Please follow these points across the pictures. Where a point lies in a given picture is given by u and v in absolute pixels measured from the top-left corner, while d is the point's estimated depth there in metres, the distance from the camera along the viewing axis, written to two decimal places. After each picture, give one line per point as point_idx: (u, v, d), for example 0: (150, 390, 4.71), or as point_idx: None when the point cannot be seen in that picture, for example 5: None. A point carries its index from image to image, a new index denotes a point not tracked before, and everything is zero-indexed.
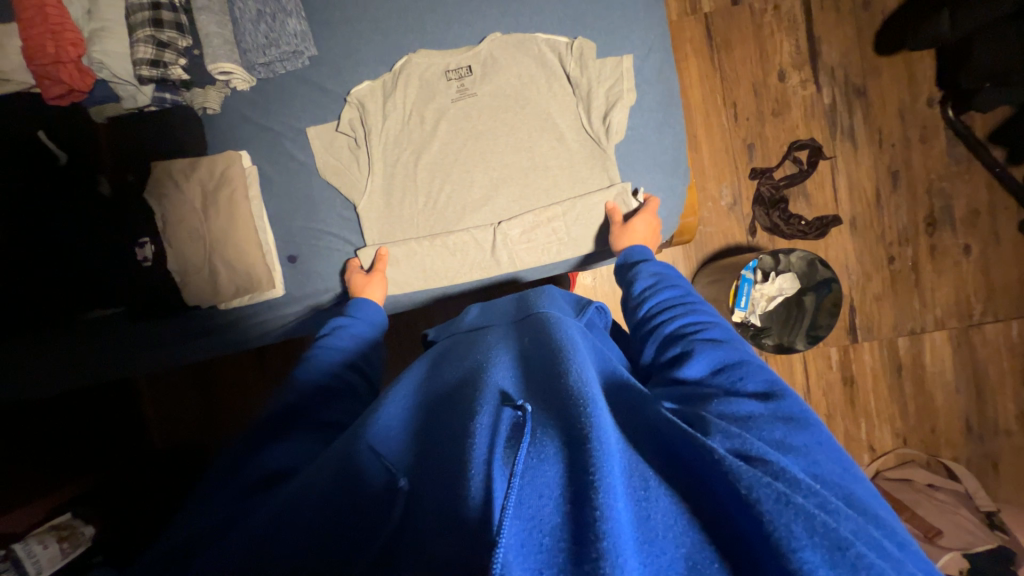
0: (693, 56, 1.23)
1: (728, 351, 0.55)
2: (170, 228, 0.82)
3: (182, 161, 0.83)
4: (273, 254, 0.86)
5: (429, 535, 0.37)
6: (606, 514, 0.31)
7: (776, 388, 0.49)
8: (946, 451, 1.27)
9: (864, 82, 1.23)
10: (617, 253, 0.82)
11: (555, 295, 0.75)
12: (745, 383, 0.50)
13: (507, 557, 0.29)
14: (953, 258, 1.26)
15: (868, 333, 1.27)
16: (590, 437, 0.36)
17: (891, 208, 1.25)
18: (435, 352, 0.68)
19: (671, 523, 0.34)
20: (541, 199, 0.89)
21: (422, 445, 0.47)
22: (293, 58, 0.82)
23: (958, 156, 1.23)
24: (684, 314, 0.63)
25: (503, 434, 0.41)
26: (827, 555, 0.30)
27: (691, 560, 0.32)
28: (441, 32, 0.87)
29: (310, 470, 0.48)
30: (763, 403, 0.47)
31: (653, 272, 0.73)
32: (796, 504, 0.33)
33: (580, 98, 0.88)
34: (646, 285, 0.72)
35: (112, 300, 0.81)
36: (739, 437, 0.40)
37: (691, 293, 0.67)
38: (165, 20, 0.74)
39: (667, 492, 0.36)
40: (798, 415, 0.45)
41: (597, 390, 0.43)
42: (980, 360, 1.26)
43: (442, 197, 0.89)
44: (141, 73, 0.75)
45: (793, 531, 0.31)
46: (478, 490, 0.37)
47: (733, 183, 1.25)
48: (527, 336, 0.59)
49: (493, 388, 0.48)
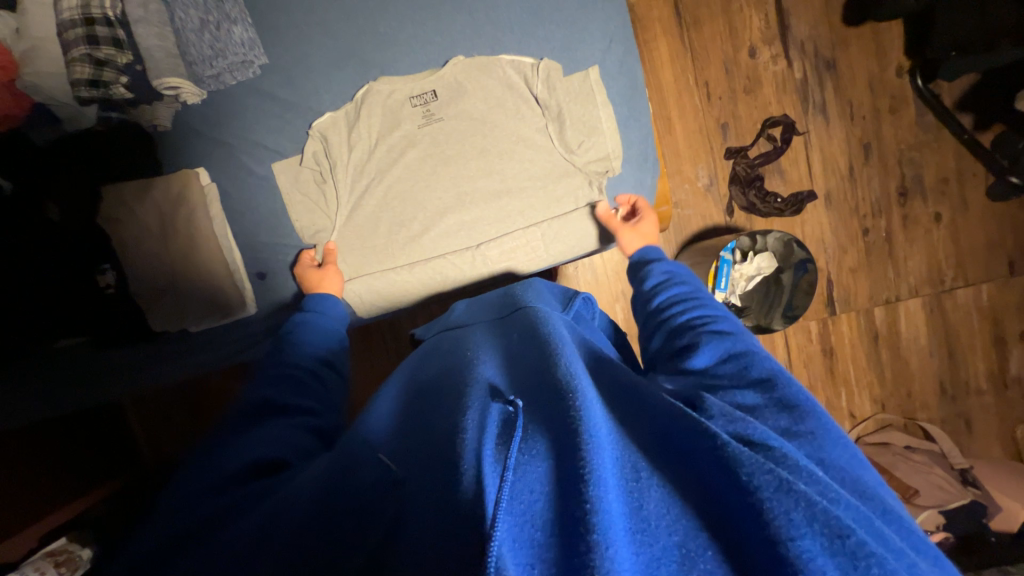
0: (663, 36, 1.21)
1: (736, 342, 0.56)
2: (128, 254, 0.79)
3: (135, 185, 0.79)
4: (242, 272, 0.83)
5: (420, 528, 0.36)
6: (596, 507, 0.32)
7: (782, 378, 0.50)
8: (921, 413, 1.32)
9: (834, 54, 1.23)
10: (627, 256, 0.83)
11: (542, 287, 0.75)
12: (751, 371, 0.52)
13: (501, 552, 0.30)
14: (924, 227, 1.28)
15: (845, 305, 1.30)
16: (581, 430, 0.37)
17: (863, 180, 1.27)
18: (424, 349, 0.68)
19: (665, 513, 0.35)
20: (516, 219, 0.88)
21: (410, 438, 0.47)
22: (242, 68, 0.79)
23: (926, 125, 1.25)
24: (695, 308, 0.65)
25: (493, 427, 0.41)
26: (827, 541, 0.32)
27: (685, 548, 0.33)
28: (397, 29, 0.83)
29: (303, 475, 0.47)
30: (761, 392, 0.48)
31: (664, 269, 0.75)
32: (796, 491, 0.34)
33: (551, 121, 0.87)
34: (658, 281, 0.74)
35: (75, 328, 0.79)
36: (742, 421, 0.41)
37: (701, 288, 0.69)
38: (100, 37, 0.70)
39: (658, 481, 0.37)
40: (801, 403, 0.47)
41: (587, 383, 0.44)
42: (952, 324, 1.30)
43: (416, 226, 0.87)
44: (80, 95, 0.71)
45: (792, 520, 0.32)
46: (469, 480, 0.37)
47: (709, 163, 1.25)
48: (515, 330, 0.58)
49: (483, 383, 0.48)
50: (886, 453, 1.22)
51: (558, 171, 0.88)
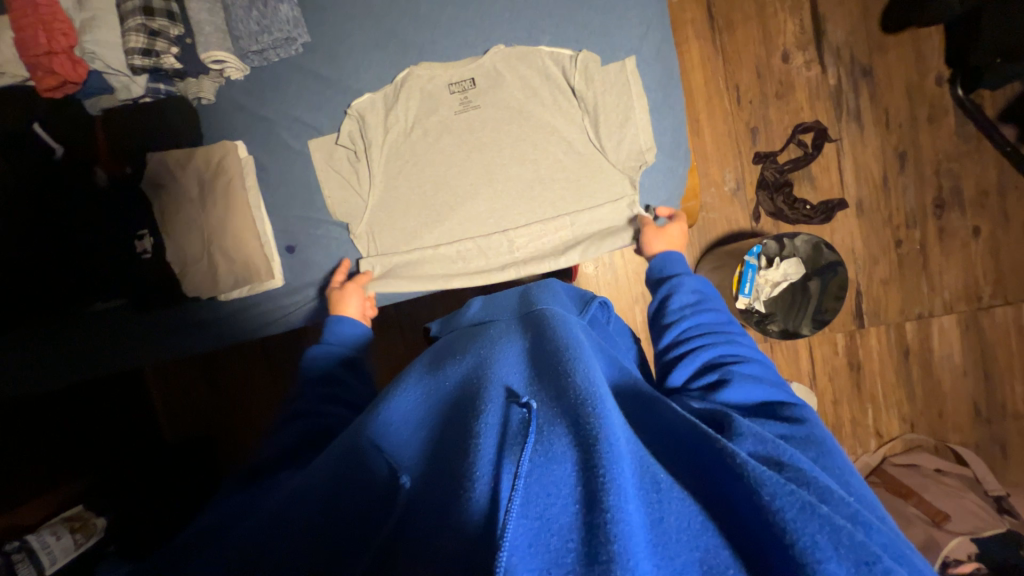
0: (694, 38, 1.21)
1: (768, 382, 0.56)
2: (167, 219, 0.82)
3: (177, 152, 0.82)
4: (272, 244, 0.85)
5: (432, 532, 0.37)
6: (616, 517, 0.31)
7: (809, 418, 0.51)
8: (953, 435, 1.26)
9: (870, 61, 1.20)
10: (652, 258, 0.79)
11: (558, 288, 0.74)
12: (781, 411, 0.52)
13: (511, 559, 0.30)
14: (962, 241, 1.23)
15: (874, 318, 1.26)
16: (601, 441, 0.36)
17: (898, 190, 1.23)
18: (439, 346, 0.67)
19: (686, 527, 0.34)
20: (538, 213, 0.88)
21: (426, 440, 0.46)
22: (286, 45, 0.80)
23: (967, 135, 1.21)
24: (723, 335, 0.63)
25: (508, 431, 0.41)
26: (851, 566, 0.31)
27: (706, 565, 0.32)
28: (436, 15, 0.85)
29: (313, 464, 0.47)
30: (789, 426, 0.49)
31: (693, 288, 0.70)
32: (820, 514, 0.33)
33: (586, 113, 0.87)
34: (686, 301, 0.69)
35: (112, 292, 0.82)
36: (773, 443, 0.41)
37: (733, 320, 0.66)
38: (156, 9, 0.73)
39: (679, 493, 0.36)
40: (823, 439, 0.48)
41: (606, 391, 0.42)
42: (988, 344, 1.25)
43: (447, 214, 0.88)
44: (133, 63, 0.73)
45: (817, 542, 0.32)
46: (483, 491, 0.37)
47: (737, 167, 1.23)
48: (529, 327, 0.56)
49: (499, 385, 0.46)
50: (915, 476, 1.16)
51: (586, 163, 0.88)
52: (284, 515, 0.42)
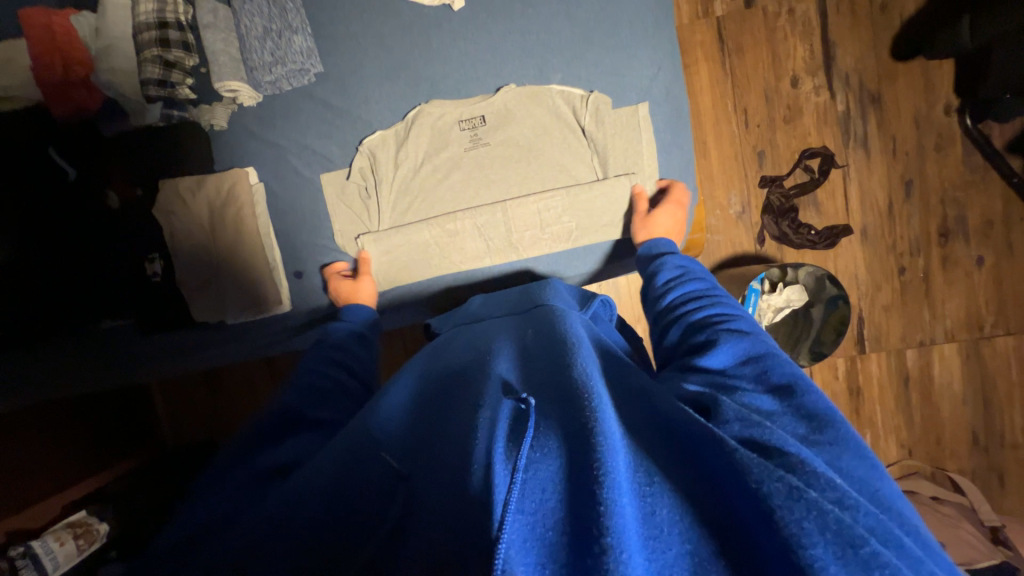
0: (703, 61, 1.21)
1: (755, 343, 0.53)
2: (177, 245, 0.83)
3: (190, 179, 0.82)
4: (280, 270, 0.86)
5: (433, 527, 0.38)
6: (612, 510, 0.32)
7: (803, 382, 0.47)
8: (950, 462, 1.27)
9: (879, 88, 1.20)
10: (640, 245, 0.81)
11: (561, 287, 0.75)
12: (770, 375, 0.49)
13: (509, 553, 0.30)
14: (965, 270, 1.24)
15: (875, 344, 1.26)
16: (596, 432, 0.37)
17: (903, 218, 1.23)
18: (435, 346, 0.68)
19: (677, 520, 0.34)
20: (545, 254, 0.89)
21: (428, 436, 0.48)
22: (298, 75, 0.83)
23: (973, 165, 1.21)
24: (711, 305, 0.62)
25: (504, 424, 0.42)
26: (839, 551, 0.30)
27: (696, 556, 0.33)
28: (447, 46, 0.85)
29: (320, 457, 0.47)
30: (778, 399, 0.46)
31: (677, 264, 0.72)
32: (807, 499, 0.33)
33: (595, 152, 0.87)
34: (670, 275, 0.71)
35: (124, 310, 0.83)
36: (759, 427, 0.40)
37: (717, 286, 0.67)
38: (172, 40, 0.75)
39: (668, 488, 0.36)
40: (822, 412, 0.44)
41: (603, 387, 0.44)
42: (989, 372, 1.25)
43: (456, 256, 0.88)
44: (149, 93, 0.76)
45: (805, 528, 0.31)
46: (478, 477, 0.38)
47: (742, 190, 1.23)
48: (531, 327, 0.60)
49: (497, 381, 0.50)
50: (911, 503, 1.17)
51: (599, 208, 0.87)
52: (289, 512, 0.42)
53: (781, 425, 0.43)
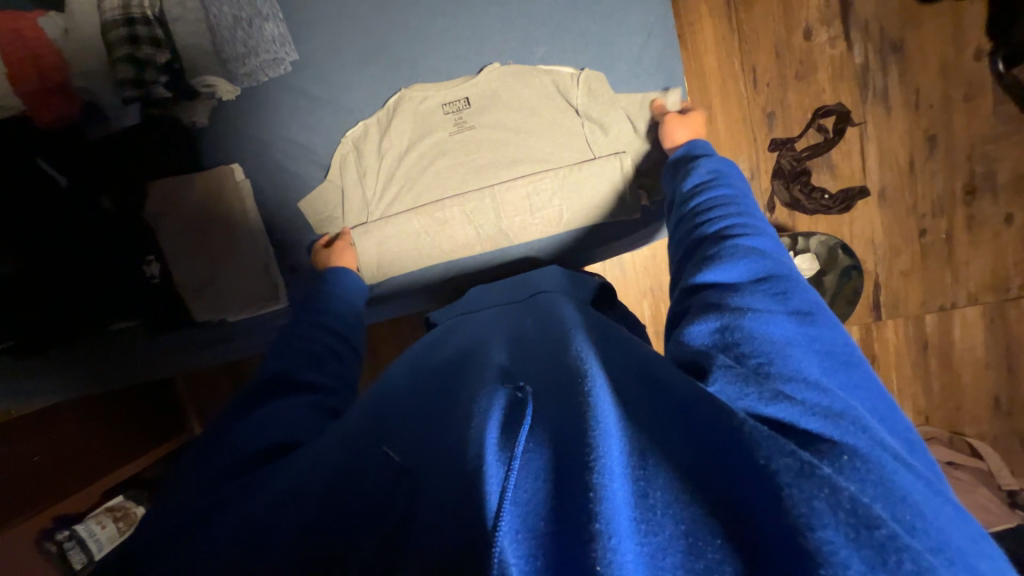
0: (708, 16, 1.12)
1: (777, 264, 0.50)
2: (171, 247, 0.84)
3: (174, 180, 0.83)
4: (275, 266, 0.87)
5: (428, 518, 0.35)
6: (602, 494, 0.31)
7: (819, 314, 0.46)
8: (970, 427, 1.24)
9: (901, 36, 1.11)
10: (680, 146, 0.75)
11: (557, 273, 0.74)
12: (789, 298, 0.46)
13: (504, 544, 0.30)
14: (992, 229, 1.17)
15: (892, 311, 1.22)
16: (592, 416, 0.37)
17: (925, 176, 1.16)
18: (431, 335, 0.68)
19: (671, 501, 0.33)
20: (537, 239, 0.87)
21: (419, 420, 0.47)
22: (273, 65, 0.81)
23: (1005, 115, 1.12)
24: (734, 215, 0.57)
25: (498, 409, 0.40)
26: (851, 533, 0.29)
27: (691, 537, 0.31)
28: (430, 24, 0.82)
29: (320, 443, 0.47)
30: (797, 323, 0.44)
31: (711, 169, 0.66)
32: (819, 476, 0.32)
33: (585, 131, 0.83)
34: (700, 181, 0.65)
35: (127, 313, 0.85)
36: (786, 400, 0.38)
37: (749, 196, 0.61)
38: (141, 37, 0.73)
39: (664, 469, 0.34)
40: (837, 353, 0.43)
41: (601, 370, 0.43)
42: (1015, 336, 1.20)
43: (447, 244, 0.86)
44: (126, 94, 0.76)
45: (815, 508, 0.30)
46: (472, 459, 0.36)
47: (751, 155, 1.18)
48: (530, 316, 0.60)
49: (494, 365, 0.49)
50: None
51: (589, 188, 0.84)
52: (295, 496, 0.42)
53: (798, 354, 0.41)
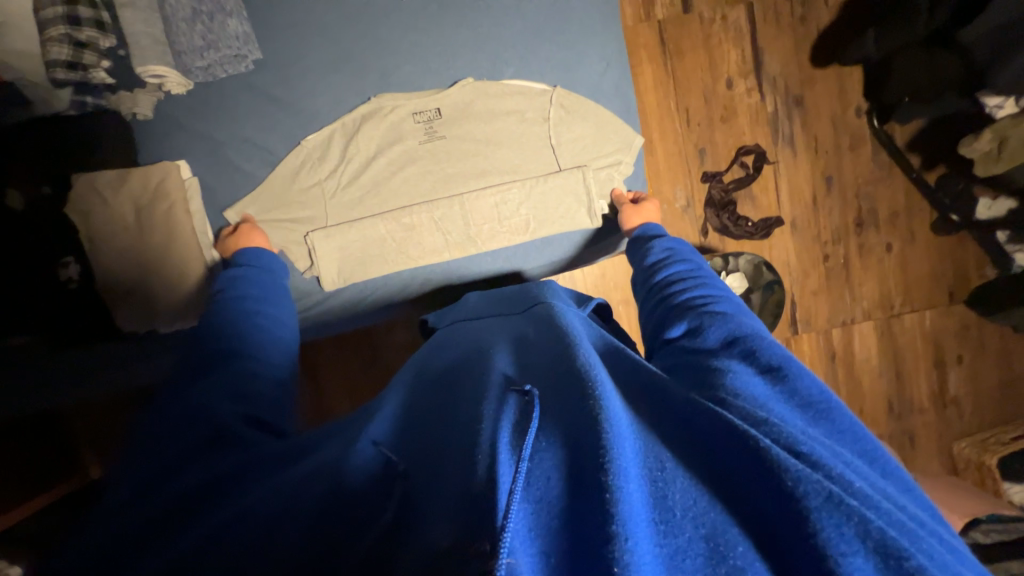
0: (647, 61, 1.26)
1: (739, 325, 0.54)
2: (96, 246, 0.76)
3: (110, 174, 0.76)
4: (220, 271, 0.81)
5: (438, 526, 0.33)
6: (617, 497, 0.32)
7: (790, 364, 0.48)
8: (871, 428, 1.41)
9: (802, 92, 1.32)
10: (630, 231, 0.85)
11: (559, 290, 0.75)
12: (757, 356, 0.49)
13: (513, 543, 0.30)
14: (877, 256, 1.38)
15: (806, 325, 1.38)
16: (602, 420, 0.36)
17: (825, 210, 1.36)
18: (436, 342, 0.66)
19: (691, 504, 0.34)
20: (504, 247, 0.89)
21: (417, 432, 0.45)
22: (235, 62, 0.77)
23: (880, 162, 1.35)
24: (694, 288, 0.66)
25: (509, 418, 0.39)
26: (879, 560, 0.31)
27: (713, 541, 0.32)
28: (397, 39, 0.84)
29: (310, 463, 0.44)
30: (770, 381, 0.46)
31: (667, 247, 0.76)
32: (846, 505, 0.32)
33: (550, 146, 0.88)
34: (659, 259, 0.75)
35: (31, 324, 0.75)
36: (770, 425, 0.38)
37: (704, 271, 0.70)
38: (82, 17, 0.68)
39: (685, 474, 0.36)
40: (812, 396, 0.45)
41: (607, 378, 0.43)
42: (899, 347, 1.41)
43: (413, 250, 0.86)
44: (55, 76, 0.68)
45: (842, 533, 0.32)
46: (482, 467, 0.34)
47: (687, 185, 1.30)
48: (532, 324, 0.59)
49: (496, 373, 0.47)
50: None
51: (554, 198, 0.88)
52: (250, 511, 0.40)
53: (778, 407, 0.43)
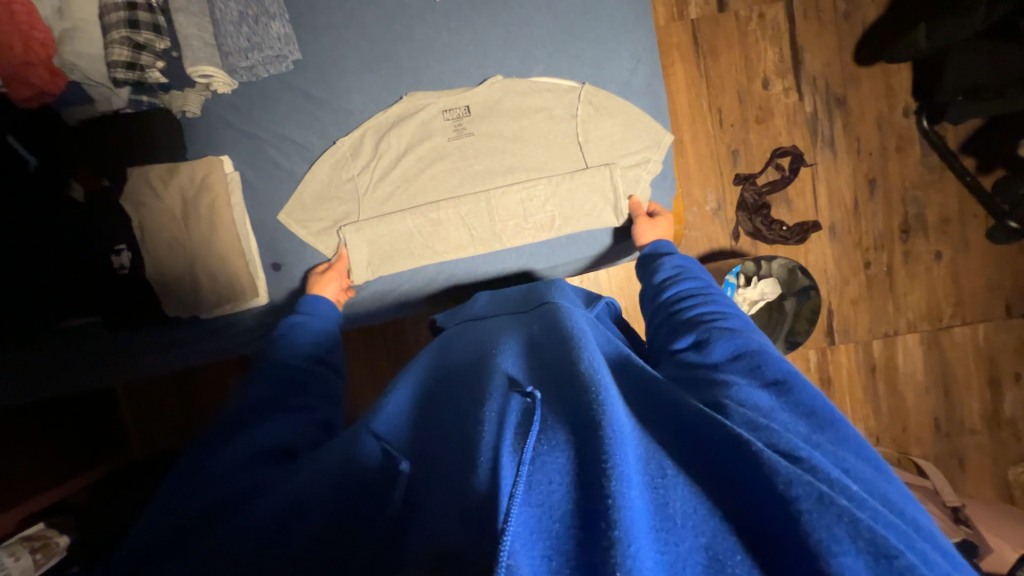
0: (679, 62, 1.24)
1: (747, 339, 0.53)
2: (146, 235, 0.81)
3: (160, 168, 0.82)
4: (257, 262, 0.85)
5: (444, 523, 0.35)
6: (619, 503, 0.30)
7: (795, 379, 0.46)
8: (915, 448, 1.33)
9: (844, 91, 1.26)
10: (642, 246, 0.84)
11: (566, 288, 0.75)
12: (762, 369, 0.48)
13: (513, 547, 0.29)
14: (925, 264, 1.30)
15: (844, 336, 1.31)
16: (604, 425, 0.35)
17: (867, 215, 1.29)
18: (444, 340, 0.67)
19: (691, 511, 0.33)
20: (529, 244, 0.89)
21: (424, 428, 0.47)
22: (276, 62, 0.81)
23: (931, 165, 1.28)
24: (701, 303, 0.64)
25: (512, 420, 0.40)
26: (871, 560, 0.30)
27: (712, 550, 0.32)
28: (431, 39, 0.86)
29: (323, 458, 0.46)
30: (775, 395, 0.45)
31: (676, 264, 0.74)
32: (837, 505, 0.31)
33: (578, 143, 0.88)
34: (668, 275, 0.73)
35: (86, 310, 0.81)
36: (767, 430, 0.38)
37: (713, 286, 0.67)
38: (142, 22, 0.74)
39: (685, 480, 0.35)
40: (819, 409, 0.43)
41: (610, 379, 0.42)
42: (948, 362, 1.32)
43: (439, 245, 0.87)
44: (116, 76, 0.75)
45: (834, 534, 0.30)
46: (485, 472, 0.36)
47: (718, 188, 1.27)
48: (536, 322, 0.60)
49: (501, 374, 0.48)
50: None
51: (581, 196, 0.88)
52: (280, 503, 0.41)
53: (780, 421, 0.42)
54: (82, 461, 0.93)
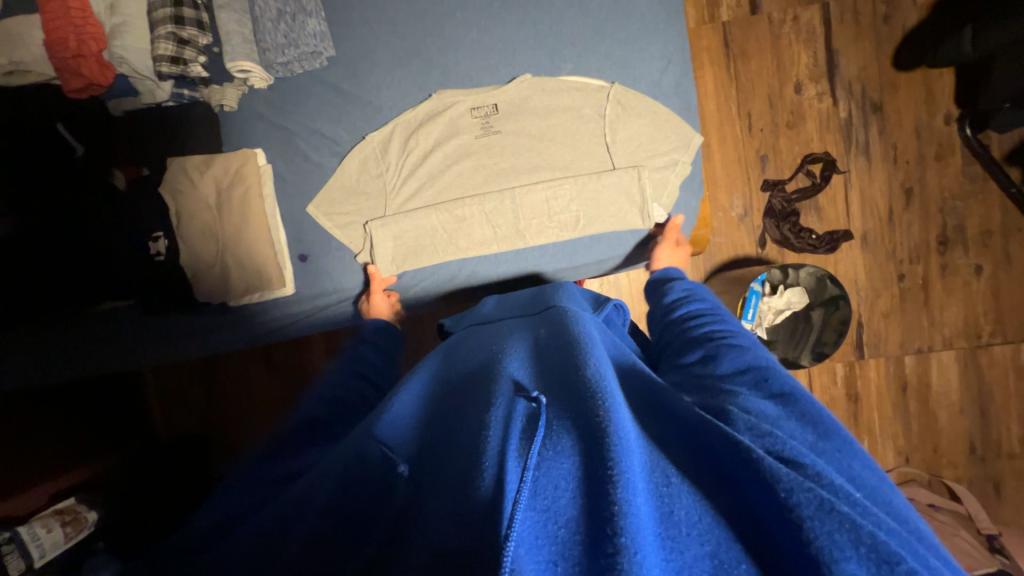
0: (709, 65, 1.22)
1: (754, 356, 0.51)
2: (183, 223, 0.84)
3: (197, 159, 0.85)
4: (284, 253, 0.87)
5: (447, 529, 0.34)
6: (624, 509, 0.30)
7: (798, 395, 0.45)
8: (947, 470, 1.27)
9: (881, 97, 1.22)
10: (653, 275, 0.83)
11: (575, 291, 0.74)
12: (766, 383, 0.47)
13: (518, 552, 0.29)
14: (963, 278, 1.25)
15: (874, 350, 1.26)
16: (610, 431, 0.35)
17: (903, 225, 1.24)
18: (450, 343, 0.67)
19: (696, 520, 0.32)
20: (552, 243, 0.89)
21: (430, 429, 0.47)
22: (311, 59, 0.84)
23: (973, 174, 1.22)
24: (709, 322, 0.62)
25: (517, 424, 0.40)
26: (873, 567, 0.28)
27: (717, 558, 0.31)
28: (460, 37, 0.87)
29: (331, 456, 0.46)
30: (779, 405, 0.44)
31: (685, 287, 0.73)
32: (838, 511, 0.31)
33: (606, 143, 0.88)
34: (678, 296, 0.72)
35: (124, 293, 0.84)
36: (772, 437, 0.37)
37: (722, 308, 0.66)
38: (186, 18, 0.77)
39: (689, 488, 0.34)
40: (825, 421, 0.42)
41: (615, 383, 0.42)
42: (986, 381, 1.26)
43: (462, 241, 0.88)
44: (160, 70, 0.78)
45: (835, 540, 0.29)
46: (489, 477, 0.35)
47: (745, 194, 1.25)
48: (545, 326, 0.59)
49: (508, 378, 0.47)
50: None
51: (606, 196, 0.88)
52: (295, 510, 0.41)
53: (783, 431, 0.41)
54: (111, 443, 0.97)
